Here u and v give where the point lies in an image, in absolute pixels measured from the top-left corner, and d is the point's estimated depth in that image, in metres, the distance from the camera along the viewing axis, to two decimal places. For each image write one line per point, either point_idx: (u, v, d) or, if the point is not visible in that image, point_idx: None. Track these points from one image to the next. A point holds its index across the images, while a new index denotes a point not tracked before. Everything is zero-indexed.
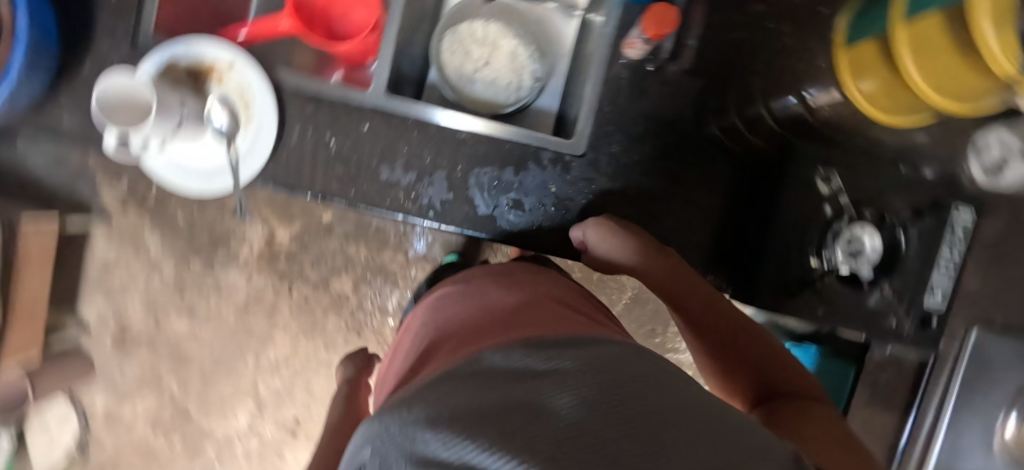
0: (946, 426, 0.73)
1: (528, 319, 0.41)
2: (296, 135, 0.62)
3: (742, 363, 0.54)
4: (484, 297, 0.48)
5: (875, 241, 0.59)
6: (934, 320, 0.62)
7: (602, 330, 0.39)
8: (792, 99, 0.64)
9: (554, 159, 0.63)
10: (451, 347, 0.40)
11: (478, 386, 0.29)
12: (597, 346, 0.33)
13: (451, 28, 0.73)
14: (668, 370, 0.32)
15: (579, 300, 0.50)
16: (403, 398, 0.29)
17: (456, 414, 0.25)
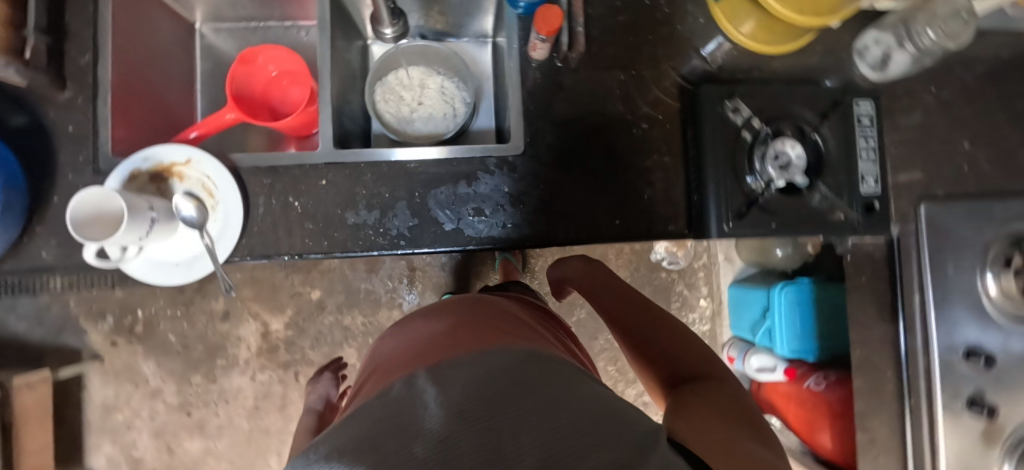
0: (935, 301, 0.76)
1: (444, 345, 0.54)
2: (262, 206, 0.66)
3: (668, 354, 0.73)
4: (419, 331, 0.61)
5: (797, 150, 0.65)
6: (877, 203, 0.67)
7: (500, 344, 0.52)
8: (695, 61, 0.73)
9: (499, 163, 0.69)
10: (386, 376, 0.54)
11: (393, 412, 0.44)
12: (482, 370, 0.47)
13: (380, 80, 0.81)
14: (542, 386, 0.46)
15: (498, 315, 0.63)
16: (334, 434, 0.44)
17: (368, 440, 0.41)
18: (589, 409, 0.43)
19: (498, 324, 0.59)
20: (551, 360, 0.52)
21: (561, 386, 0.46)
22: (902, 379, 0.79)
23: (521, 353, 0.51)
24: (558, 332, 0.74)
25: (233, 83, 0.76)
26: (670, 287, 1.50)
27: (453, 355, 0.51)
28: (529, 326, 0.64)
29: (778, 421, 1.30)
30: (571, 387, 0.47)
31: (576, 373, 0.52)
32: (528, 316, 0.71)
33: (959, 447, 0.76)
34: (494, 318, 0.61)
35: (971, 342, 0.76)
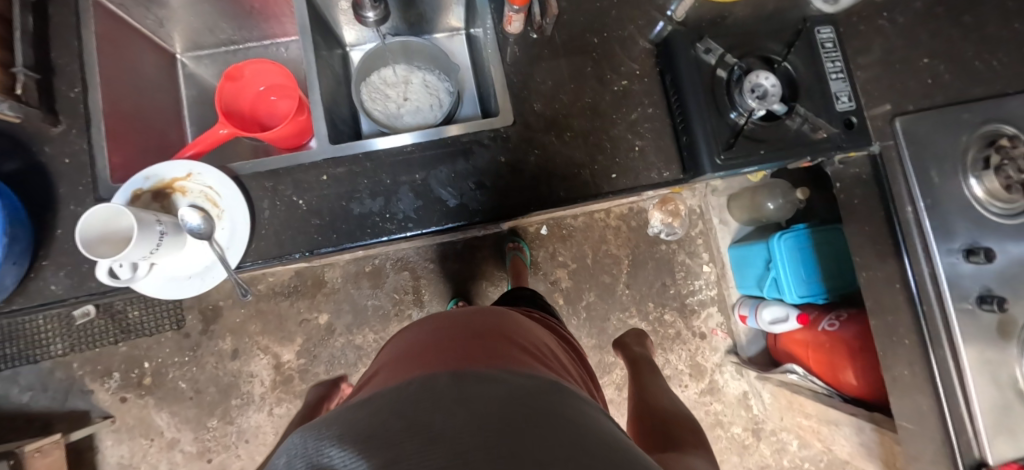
0: (926, 210, 0.80)
1: (463, 354, 0.55)
2: (267, 209, 0.67)
3: (659, 426, 0.78)
4: (432, 332, 0.62)
5: (771, 79, 0.69)
6: (855, 119, 0.71)
7: (520, 367, 0.54)
8: (662, 23, 0.76)
9: (493, 136, 0.71)
10: (401, 369, 0.55)
11: (410, 408, 0.45)
12: (507, 385, 0.48)
13: (365, 81, 0.84)
14: (562, 409, 0.47)
15: (510, 332, 0.64)
16: (345, 420, 0.45)
17: (382, 431, 0.42)
18: (607, 450, 0.43)
19: (512, 344, 0.60)
20: (569, 392, 0.52)
21: (582, 423, 0.46)
22: (910, 287, 0.81)
23: (545, 377, 0.53)
24: (565, 351, 0.75)
25: (222, 100, 0.78)
26: (671, 258, 1.54)
27: (475, 364, 0.53)
28: (538, 347, 0.65)
29: (801, 370, 1.27)
30: (591, 424, 0.47)
31: (590, 408, 0.52)
32: (538, 332, 0.71)
33: (978, 346, 0.78)
34: (507, 336, 0.61)
35: (969, 241, 0.79)
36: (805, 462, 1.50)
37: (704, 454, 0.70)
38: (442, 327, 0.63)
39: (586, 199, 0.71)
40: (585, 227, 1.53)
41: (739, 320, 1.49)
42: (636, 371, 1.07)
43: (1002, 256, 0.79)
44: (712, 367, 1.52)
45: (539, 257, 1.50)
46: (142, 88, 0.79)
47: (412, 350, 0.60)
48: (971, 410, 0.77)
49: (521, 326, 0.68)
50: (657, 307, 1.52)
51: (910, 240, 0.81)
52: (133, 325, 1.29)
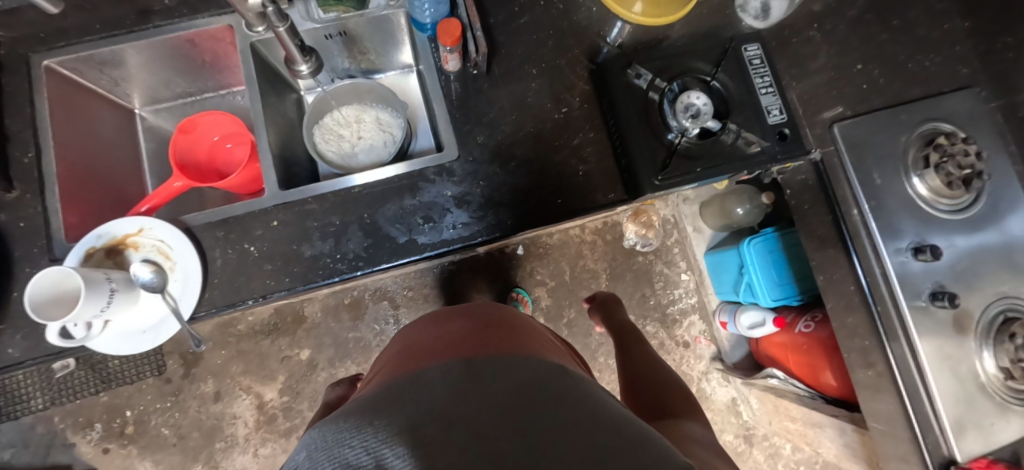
0: (871, 212, 0.81)
1: (471, 343, 0.59)
2: (219, 257, 0.68)
3: (652, 390, 0.79)
4: (438, 329, 0.66)
5: (703, 99, 0.72)
6: (788, 130, 0.74)
7: (524, 352, 0.57)
8: (605, 49, 0.79)
9: (439, 170, 0.73)
10: (414, 361, 0.58)
11: (429, 393, 0.48)
12: (514, 370, 0.52)
13: (317, 124, 0.86)
14: (567, 390, 0.50)
15: (510, 324, 0.68)
16: (364, 412, 0.47)
17: (405, 415, 0.45)
18: (612, 419, 0.47)
19: (514, 334, 0.64)
20: (570, 372, 0.56)
21: (586, 397, 0.50)
22: (864, 290, 0.82)
23: (547, 361, 0.57)
24: (560, 341, 0.78)
25: (177, 153, 0.80)
26: (650, 268, 1.55)
27: (481, 353, 0.56)
28: (537, 335, 0.69)
29: (781, 373, 1.27)
30: (595, 401, 0.51)
31: (590, 385, 0.56)
32: (535, 324, 0.75)
33: (934, 343, 0.78)
34: (508, 326, 0.66)
35: (915, 239, 0.81)
36: (799, 465, 1.49)
37: (697, 420, 0.72)
38: (447, 324, 0.66)
39: (533, 227, 0.73)
40: (561, 244, 1.54)
41: (720, 326, 1.49)
42: (620, 339, 1.01)
43: (949, 251, 0.80)
44: (699, 375, 1.51)
45: (517, 278, 1.51)
46: (99, 146, 0.81)
47: (418, 347, 0.62)
48: (934, 407, 0.78)
49: (518, 318, 0.72)
50: (638, 319, 1.53)
51: (859, 241, 0.82)
52: (113, 372, 1.30)
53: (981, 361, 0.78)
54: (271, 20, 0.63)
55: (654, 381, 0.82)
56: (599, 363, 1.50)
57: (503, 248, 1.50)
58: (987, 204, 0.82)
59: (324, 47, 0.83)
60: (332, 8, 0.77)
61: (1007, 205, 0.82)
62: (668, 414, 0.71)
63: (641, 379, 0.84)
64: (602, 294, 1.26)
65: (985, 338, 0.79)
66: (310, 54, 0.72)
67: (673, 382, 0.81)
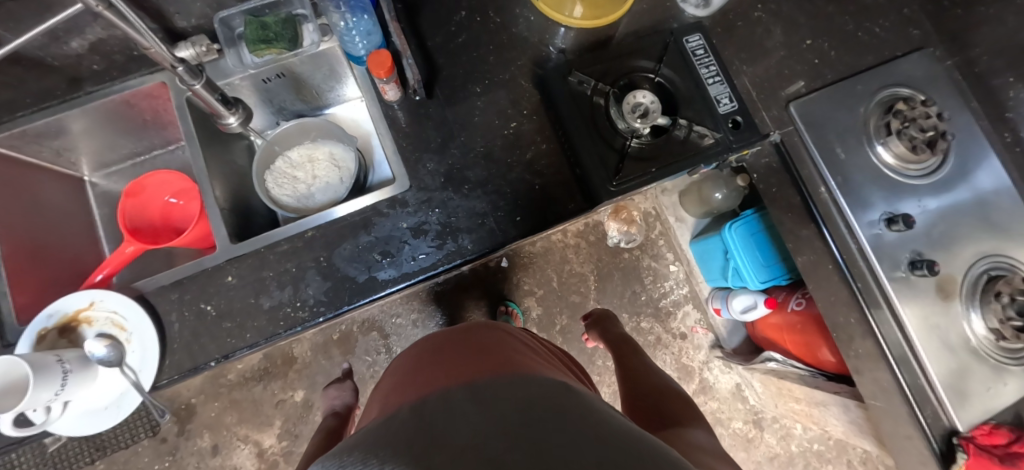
0: (837, 187, 0.80)
1: (471, 365, 0.52)
2: (177, 322, 0.67)
3: (649, 397, 0.71)
4: (433, 355, 0.58)
5: (650, 97, 0.71)
6: (741, 117, 0.73)
7: (532, 372, 0.50)
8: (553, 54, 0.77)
9: (391, 202, 0.71)
10: (410, 392, 0.51)
11: (427, 420, 0.41)
12: (522, 388, 0.45)
13: (269, 169, 0.85)
14: (582, 409, 0.43)
15: (510, 347, 0.60)
16: (358, 441, 0.40)
17: (403, 443, 0.37)
18: (636, 439, 0.40)
19: (517, 355, 0.56)
20: (584, 393, 0.49)
21: (601, 415, 0.43)
22: (841, 266, 0.79)
23: (557, 381, 0.49)
24: (562, 361, 0.70)
25: (127, 218, 0.78)
26: (637, 265, 1.53)
27: (485, 374, 0.49)
28: (539, 357, 0.61)
29: (779, 355, 1.25)
30: (615, 421, 0.43)
31: (607, 406, 0.49)
32: (535, 344, 0.67)
33: (921, 312, 0.76)
34: (510, 348, 0.58)
35: (887, 209, 0.79)
36: (813, 443, 1.46)
37: (701, 426, 0.65)
38: (443, 349, 0.59)
39: (493, 249, 0.71)
40: (545, 251, 1.52)
41: (714, 313, 1.47)
42: (614, 353, 0.92)
43: (923, 218, 0.79)
44: (699, 365, 1.49)
45: (505, 291, 1.49)
46: (49, 220, 0.79)
47: (414, 373, 0.55)
48: (930, 380, 0.75)
49: (519, 341, 0.64)
50: (631, 318, 1.50)
51: (831, 218, 0.80)
52: (106, 440, 1.23)
53: (971, 324, 0.76)
54: (185, 78, 0.63)
55: (654, 390, 0.73)
56: (598, 366, 1.48)
57: (487, 263, 1.48)
58: (955, 164, 0.80)
59: (266, 91, 0.81)
60: (264, 53, 0.73)
61: (976, 163, 0.81)
62: (673, 421, 0.64)
63: (636, 389, 0.75)
64: (596, 312, 1.13)
65: (972, 300, 0.76)
66: (236, 106, 0.72)
67: (676, 393, 0.72)
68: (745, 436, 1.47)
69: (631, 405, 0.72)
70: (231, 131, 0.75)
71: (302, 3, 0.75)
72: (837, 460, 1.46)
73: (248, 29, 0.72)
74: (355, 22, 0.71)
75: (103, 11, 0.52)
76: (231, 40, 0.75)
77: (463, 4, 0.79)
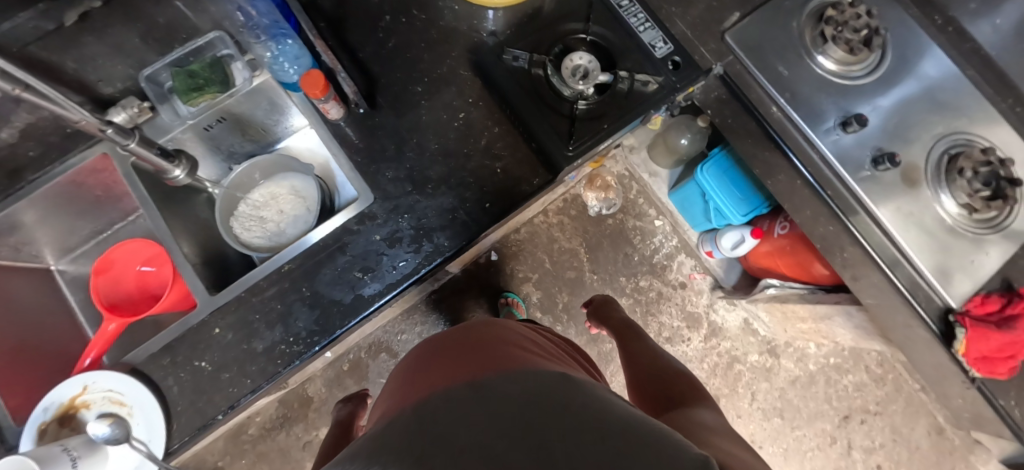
0: (788, 103, 0.81)
1: (471, 364, 0.51)
2: (174, 384, 0.67)
3: (656, 381, 0.71)
4: (432, 356, 0.57)
5: (587, 57, 0.71)
6: (678, 58, 0.74)
7: (533, 366, 0.49)
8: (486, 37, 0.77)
9: (359, 218, 0.71)
10: (412, 394, 0.50)
11: (427, 422, 0.40)
12: (522, 381, 0.44)
13: (234, 215, 0.83)
14: (583, 399, 0.42)
15: (510, 341, 0.59)
16: (363, 449, 0.39)
17: (403, 449, 0.37)
18: (641, 426, 0.39)
19: (517, 349, 0.55)
20: (585, 382, 0.48)
21: (605, 403, 0.42)
22: (810, 181, 0.80)
23: (558, 372, 0.48)
24: (565, 349, 0.69)
25: (103, 296, 0.78)
26: (623, 228, 1.54)
27: (485, 371, 0.48)
28: (541, 349, 0.60)
29: (777, 281, 1.27)
30: (617, 407, 0.42)
31: (610, 394, 0.48)
32: (534, 335, 0.66)
33: (895, 204, 0.77)
34: (509, 343, 0.57)
35: (840, 114, 0.80)
36: (829, 358, 1.49)
37: (708, 405, 0.64)
38: (442, 351, 0.58)
39: (470, 240, 0.72)
40: (531, 236, 1.52)
41: (707, 257, 1.48)
42: (619, 340, 0.90)
43: (877, 114, 0.80)
44: (705, 309, 1.51)
45: (501, 282, 1.49)
46: (26, 317, 0.78)
47: (415, 377, 0.54)
48: (916, 266, 0.76)
49: (516, 333, 0.63)
50: (629, 279, 1.51)
51: (789, 134, 0.81)
52: None
53: (944, 204, 0.78)
54: (117, 139, 0.62)
55: (659, 374, 0.73)
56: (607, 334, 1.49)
57: (477, 260, 1.49)
58: (896, 56, 0.82)
59: (211, 139, 0.80)
60: (197, 100, 0.73)
61: (915, 51, 0.82)
62: (678, 404, 0.63)
63: (640, 377, 0.74)
64: (597, 298, 1.10)
65: (938, 182, 0.78)
66: (178, 157, 0.70)
67: (685, 376, 0.71)
68: (764, 367, 1.49)
69: (638, 397, 0.71)
70: (181, 184, 0.73)
71: (225, 43, 0.74)
72: (856, 369, 1.49)
73: (175, 80, 0.71)
74: (281, 48, 0.69)
75: (22, 92, 0.49)
76: (163, 95, 0.74)
77: (386, 7, 0.78)
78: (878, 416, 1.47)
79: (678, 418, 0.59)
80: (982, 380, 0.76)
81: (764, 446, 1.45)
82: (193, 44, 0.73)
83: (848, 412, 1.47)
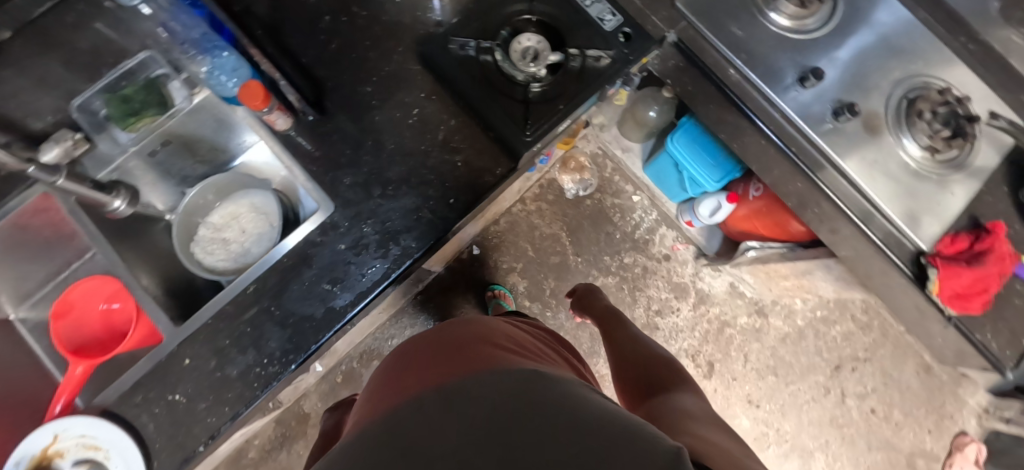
0: (743, 64, 0.80)
1: (441, 366, 0.49)
2: (150, 421, 0.65)
3: (637, 368, 0.71)
4: (404, 359, 0.55)
5: (535, 38, 0.71)
6: (627, 29, 0.73)
7: (506, 362, 0.48)
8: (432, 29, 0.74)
9: (322, 229, 0.69)
10: (382, 400, 0.49)
11: (396, 439, 0.39)
12: (493, 381, 0.43)
13: (194, 241, 0.80)
14: (556, 397, 0.41)
15: (484, 334, 0.57)
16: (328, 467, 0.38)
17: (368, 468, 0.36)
18: (614, 424, 0.38)
19: (491, 343, 0.54)
20: (559, 376, 0.47)
21: (579, 401, 0.41)
22: (775, 141, 0.80)
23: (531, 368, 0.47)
24: (545, 339, 0.68)
25: (67, 340, 0.75)
26: (601, 207, 1.53)
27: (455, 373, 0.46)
28: (516, 341, 0.58)
29: (756, 242, 1.27)
30: (592, 404, 0.41)
31: (585, 389, 0.47)
32: (510, 326, 0.64)
33: (859, 154, 0.77)
34: (482, 338, 0.56)
35: (798, 69, 0.80)
36: (816, 311, 1.51)
37: (689, 389, 0.64)
38: (414, 351, 0.56)
39: (438, 238, 0.70)
40: (511, 226, 1.51)
41: (688, 226, 1.48)
42: (601, 328, 0.90)
43: (834, 65, 0.79)
44: (691, 278, 1.52)
45: (485, 275, 1.48)
46: None
47: (387, 381, 0.53)
48: (884, 213, 0.77)
49: (491, 325, 0.61)
50: (613, 257, 1.51)
51: (749, 95, 0.81)
52: None
53: (908, 148, 0.77)
54: (44, 177, 0.60)
55: (641, 360, 0.73)
56: None
57: (459, 256, 1.48)
58: (847, 5, 0.81)
59: (160, 165, 0.78)
60: (136, 125, 0.71)
61: None
62: (660, 390, 0.63)
63: (622, 365, 0.74)
64: (581, 288, 1.09)
65: (899, 127, 0.78)
66: (115, 189, 0.70)
67: (667, 362, 0.71)
68: (755, 328, 1.50)
69: (621, 387, 0.71)
70: (123, 214, 0.74)
71: (157, 62, 0.71)
72: (842, 319, 1.51)
73: (110, 106, 0.69)
74: (217, 62, 0.67)
75: None
76: (99, 124, 0.70)
77: (325, 9, 0.75)
78: (868, 362, 1.49)
79: (660, 404, 0.59)
80: (959, 318, 0.77)
81: (762, 405, 1.46)
82: (125, 68, 0.69)
83: (839, 362, 1.49)
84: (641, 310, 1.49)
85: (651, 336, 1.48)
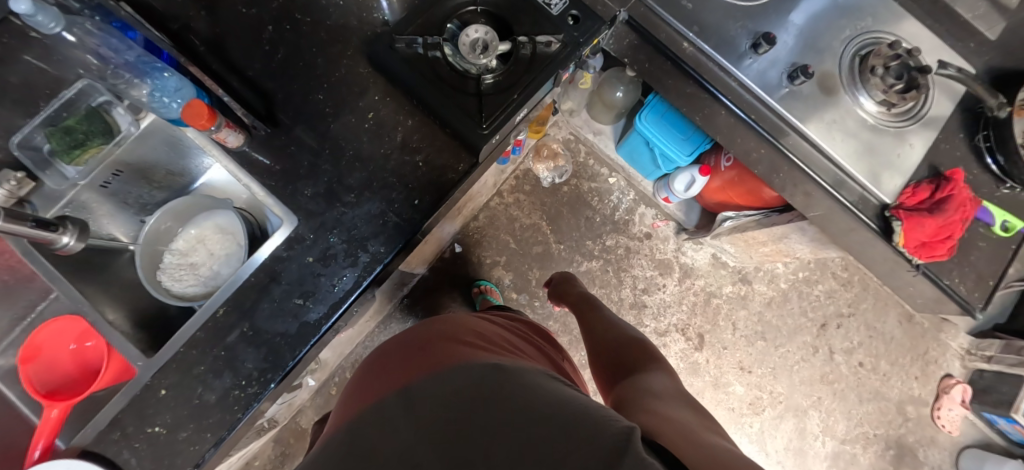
0: (696, 37, 0.80)
1: (405, 364, 0.51)
2: (130, 457, 0.64)
3: (610, 351, 0.72)
4: (371, 358, 0.57)
5: (482, 29, 0.68)
6: (574, 11, 0.72)
7: (468, 356, 0.50)
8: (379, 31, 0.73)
9: (287, 244, 0.68)
10: (352, 402, 0.51)
11: (370, 451, 0.43)
12: (455, 384, 0.45)
13: (161, 269, 0.79)
14: (515, 393, 0.44)
15: (445, 324, 0.59)
16: None
17: None
18: (568, 412, 0.42)
19: (455, 333, 0.56)
20: (517, 364, 0.50)
21: (536, 392, 0.45)
22: (733, 110, 0.80)
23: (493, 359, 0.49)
24: (515, 326, 0.69)
25: (40, 384, 0.72)
26: (579, 193, 1.53)
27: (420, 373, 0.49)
28: (478, 326, 0.60)
29: (733, 212, 1.29)
30: (548, 393, 0.45)
31: (543, 375, 0.50)
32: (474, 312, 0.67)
33: (817, 116, 0.78)
34: (444, 328, 0.57)
35: (750, 36, 0.80)
36: (798, 273, 1.53)
37: (659, 368, 0.66)
38: (380, 349, 0.58)
39: (407, 242, 0.69)
40: (490, 220, 1.50)
41: (665, 203, 1.48)
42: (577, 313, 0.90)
43: (785, 28, 0.79)
44: (673, 253, 1.53)
45: (469, 272, 1.47)
46: None
47: (356, 382, 0.55)
48: (846, 170, 0.78)
49: (454, 314, 0.63)
50: (595, 241, 1.52)
51: (704, 67, 0.81)
52: None
53: (866, 105, 0.77)
54: None
55: (614, 342, 0.74)
56: None
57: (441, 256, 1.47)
58: None
59: (115, 194, 0.76)
60: (82, 157, 0.70)
61: None
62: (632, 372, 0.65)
63: (596, 349, 0.75)
64: (556, 276, 1.09)
65: (855, 85, 0.78)
66: (61, 224, 0.65)
67: (638, 342, 0.73)
68: (740, 296, 1.52)
69: (596, 371, 0.73)
70: (74, 250, 0.68)
71: (98, 90, 0.69)
72: (824, 278, 1.54)
73: (53, 140, 0.68)
74: (157, 83, 0.65)
75: None
76: (43, 161, 0.68)
77: (266, 18, 0.73)
78: (852, 317, 1.52)
79: (629, 387, 0.61)
80: (926, 266, 0.78)
81: (754, 370, 1.48)
82: (64, 98, 0.68)
83: (824, 320, 1.52)
84: (627, 290, 1.50)
85: (639, 314, 1.49)
